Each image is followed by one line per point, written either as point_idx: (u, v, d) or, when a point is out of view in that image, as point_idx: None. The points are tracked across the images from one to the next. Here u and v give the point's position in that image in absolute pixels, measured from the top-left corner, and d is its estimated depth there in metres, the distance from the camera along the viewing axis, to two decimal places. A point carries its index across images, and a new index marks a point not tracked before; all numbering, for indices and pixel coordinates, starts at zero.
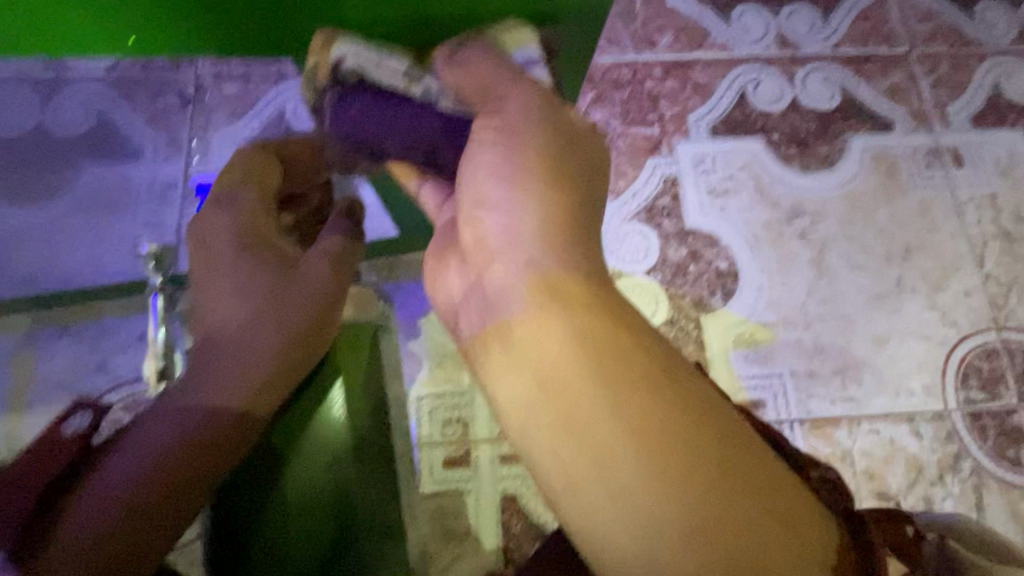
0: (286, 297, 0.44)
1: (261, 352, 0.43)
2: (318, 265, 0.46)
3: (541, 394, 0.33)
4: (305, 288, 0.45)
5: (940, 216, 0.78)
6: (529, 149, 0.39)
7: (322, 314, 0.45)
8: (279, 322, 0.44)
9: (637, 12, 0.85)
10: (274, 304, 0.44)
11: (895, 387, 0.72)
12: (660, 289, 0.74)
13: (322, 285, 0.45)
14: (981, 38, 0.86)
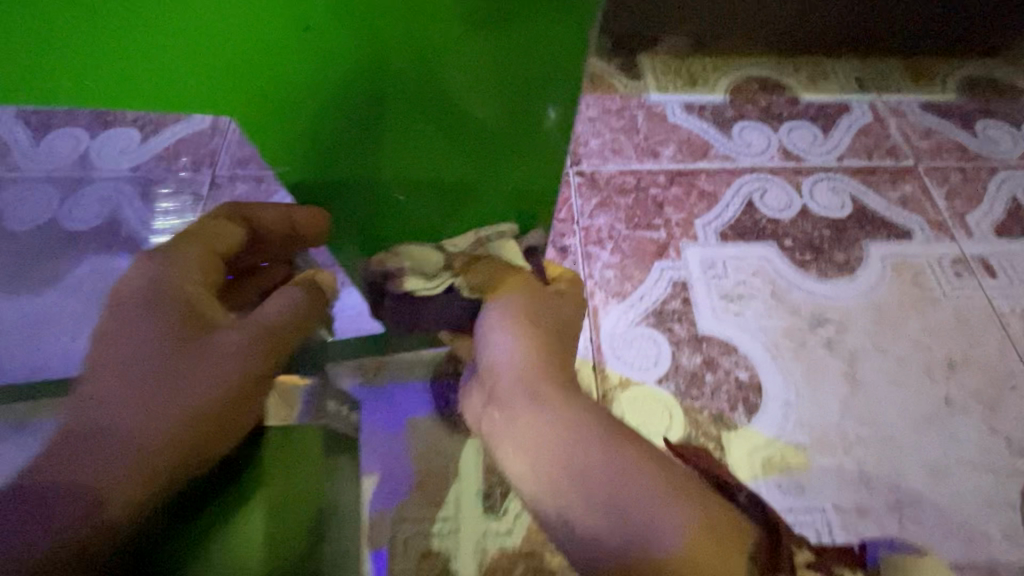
0: (200, 373, 0.36)
1: (160, 443, 0.34)
2: (240, 338, 0.38)
3: (541, 475, 0.45)
4: (226, 360, 0.38)
5: (981, 328, 0.71)
6: (521, 306, 0.48)
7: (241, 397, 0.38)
8: (187, 403, 0.35)
9: (640, 127, 0.88)
10: (186, 381, 0.35)
11: (966, 531, 0.60)
12: (673, 401, 0.66)
13: (242, 359, 0.39)
14: (987, 153, 0.86)
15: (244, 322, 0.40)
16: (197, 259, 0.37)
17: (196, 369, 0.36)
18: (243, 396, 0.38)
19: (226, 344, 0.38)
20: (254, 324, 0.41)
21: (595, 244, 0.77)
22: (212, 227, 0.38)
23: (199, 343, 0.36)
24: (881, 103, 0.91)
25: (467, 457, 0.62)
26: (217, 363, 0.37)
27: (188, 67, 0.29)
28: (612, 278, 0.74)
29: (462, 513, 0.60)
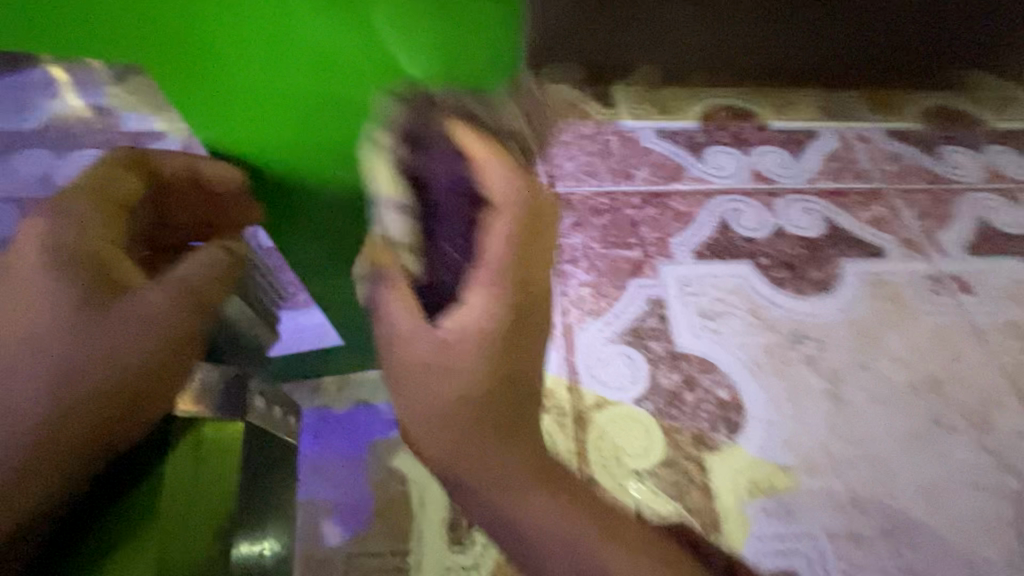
0: (113, 333, 0.44)
1: (110, 385, 0.44)
2: (160, 297, 0.46)
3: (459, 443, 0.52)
4: (144, 325, 0.45)
5: (962, 344, 0.70)
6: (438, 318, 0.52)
7: (172, 350, 0.45)
8: (111, 356, 0.44)
9: (614, 151, 0.89)
10: (106, 339, 0.44)
11: (962, 557, 0.57)
12: (652, 422, 0.63)
13: (157, 324, 0.45)
14: (953, 176, 0.88)
15: (159, 284, 0.47)
16: (92, 216, 0.46)
17: (116, 330, 0.44)
18: (171, 358, 0.45)
19: (136, 311, 0.45)
20: (172, 283, 0.47)
21: (569, 262, 0.75)
22: (100, 189, 0.46)
23: (111, 306, 0.45)
24: (847, 130, 0.94)
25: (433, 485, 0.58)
26: (123, 328, 0.45)
27: (143, 28, 0.38)
28: (587, 295, 0.72)
29: (426, 545, 0.55)
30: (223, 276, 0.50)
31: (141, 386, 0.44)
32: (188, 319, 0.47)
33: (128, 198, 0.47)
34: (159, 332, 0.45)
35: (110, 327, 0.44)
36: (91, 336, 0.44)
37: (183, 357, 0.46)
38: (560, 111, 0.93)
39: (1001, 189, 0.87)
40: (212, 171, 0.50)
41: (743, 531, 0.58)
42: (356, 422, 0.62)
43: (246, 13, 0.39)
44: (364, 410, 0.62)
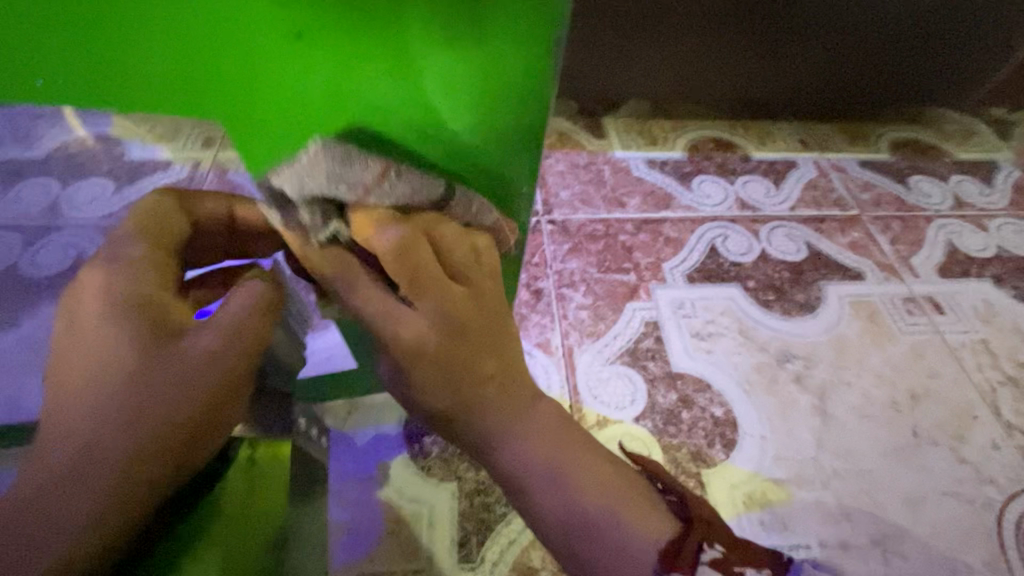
0: (162, 378, 0.33)
1: (137, 458, 0.31)
2: (212, 342, 0.34)
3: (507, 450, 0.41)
4: (201, 367, 0.34)
5: (937, 362, 0.74)
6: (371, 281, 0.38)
7: (211, 418, 0.34)
8: (158, 418, 0.32)
9: (607, 179, 0.93)
10: (150, 386, 0.33)
11: (948, 565, 0.60)
12: (651, 439, 0.66)
13: (220, 364, 0.34)
14: (922, 204, 0.94)
15: (212, 322, 0.35)
16: (152, 259, 0.36)
17: (170, 377, 0.33)
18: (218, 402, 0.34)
19: (204, 347, 0.34)
20: (223, 324, 0.35)
21: (568, 286, 0.78)
22: (158, 216, 0.38)
23: (170, 351, 0.34)
24: (824, 161, 1.00)
25: (442, 504, 0.59)
26: (190, 369, 0.33)
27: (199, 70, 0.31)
28: (585, 318, 0.75)
29: (436, 565, 0.56)
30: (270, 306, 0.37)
31: (192, 430, 0.33)
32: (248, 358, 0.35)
33: (176, 218, 0.38)
34: (213, 379, 0.34)
35: (163, 363, 0.33)
36: (140, 378, 0.33)
37: (228, 403, 0.35)
38: (555, 142, 0.98)
39: (966, 216, 0.93)
40: (244, 209, 0.40)
41: None
42: (367, 443, 0.62)
43: (315, 89, 0.32)
44: (375, 431, 0.63)
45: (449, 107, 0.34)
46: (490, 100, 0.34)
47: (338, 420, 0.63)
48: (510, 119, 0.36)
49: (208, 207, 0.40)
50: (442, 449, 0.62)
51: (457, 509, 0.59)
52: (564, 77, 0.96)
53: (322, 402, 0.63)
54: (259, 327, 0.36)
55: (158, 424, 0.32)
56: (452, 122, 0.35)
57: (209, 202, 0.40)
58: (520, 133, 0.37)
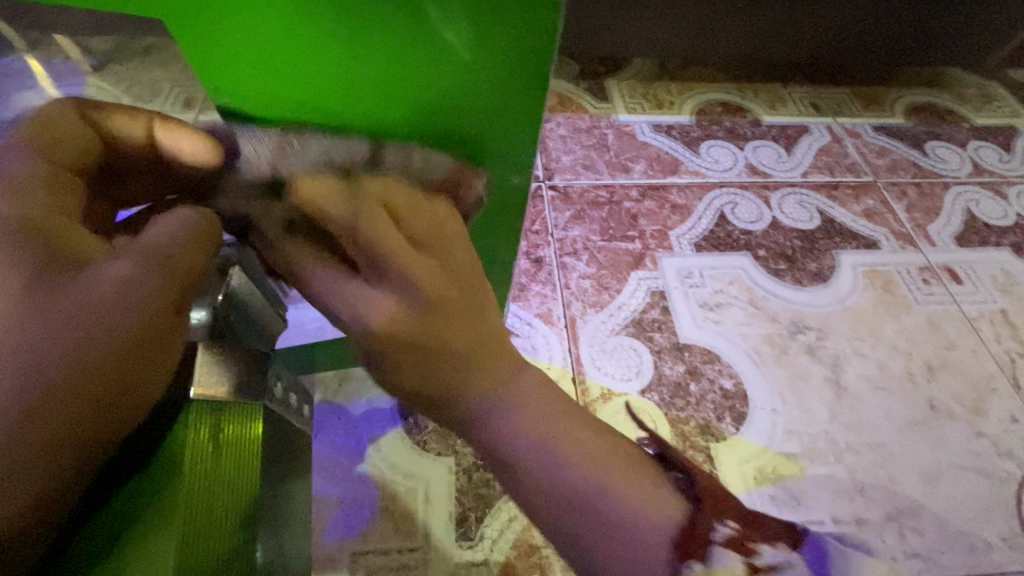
0: (87, 298, 0.29)
1: (71, 386, 0.27)
2: (135, 265, 0.30)
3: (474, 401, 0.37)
4: (112, 301, 0.29)
5: (954, 333, 0.71)
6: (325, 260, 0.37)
7: (144, 340, 0.29)
8: (88, 342, 0.28)
9: (610, 144, 0.88)
10: (75, 309, 0.28)
11: (964, 540, 0.57)
12: (657, 411, 0.63)
13: (132, 295, 0.29)
14: (939, 171, 0.90)
15: (134, 245, 0.31)
16: (49, 175, 0.31)
17: (71, 313, 0.28)
18: (143, 343, 0.29)
19: (112, 277, 0.29)
20: (141, 247, 0.31)
21: (570, 255, 0.75)
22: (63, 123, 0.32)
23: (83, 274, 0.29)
24: (837, 125, 0.95)
25: (438, 480, 0.56)
26: (96, 303, 0.28)
27: None
28: (589, 288, 0.72)
29: (433, 542, 0.54)
30: (204, 234, 0.32)
31: (104, 378, 0.28)
32: (172, 289, 0.30)
33: (88, 131, 0.33)
34: (133, 310, 0.29)
35: (66, 297, 0.28)
36: (41, 318, 0.28)
37: (159, 347, 0.30)
38: (556, 105, 0.93)
39: (985, 182, 0.89)
40: (174, 137, 0.34)
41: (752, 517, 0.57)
42: (358, 417, 0.59)
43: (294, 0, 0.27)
44: (368, 404, 0.60)
45: (445, 19, 0.28)
46: (491, 32, 0.29)
47: (328, 394, 0.60)
48: (518, 53, 0.30)
49: (123, 124, 0.33)
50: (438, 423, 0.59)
51: (454, 484, 0.56)
52: (565, 35, 0.90)
53: (311, 373, 0.60)
54: (192, 256, 0.31)
55: (61, 370, 0.27)
56: (447, 37, 0.29)
57: (127, 119, 0.33)
58: (522, 66, 0.31)
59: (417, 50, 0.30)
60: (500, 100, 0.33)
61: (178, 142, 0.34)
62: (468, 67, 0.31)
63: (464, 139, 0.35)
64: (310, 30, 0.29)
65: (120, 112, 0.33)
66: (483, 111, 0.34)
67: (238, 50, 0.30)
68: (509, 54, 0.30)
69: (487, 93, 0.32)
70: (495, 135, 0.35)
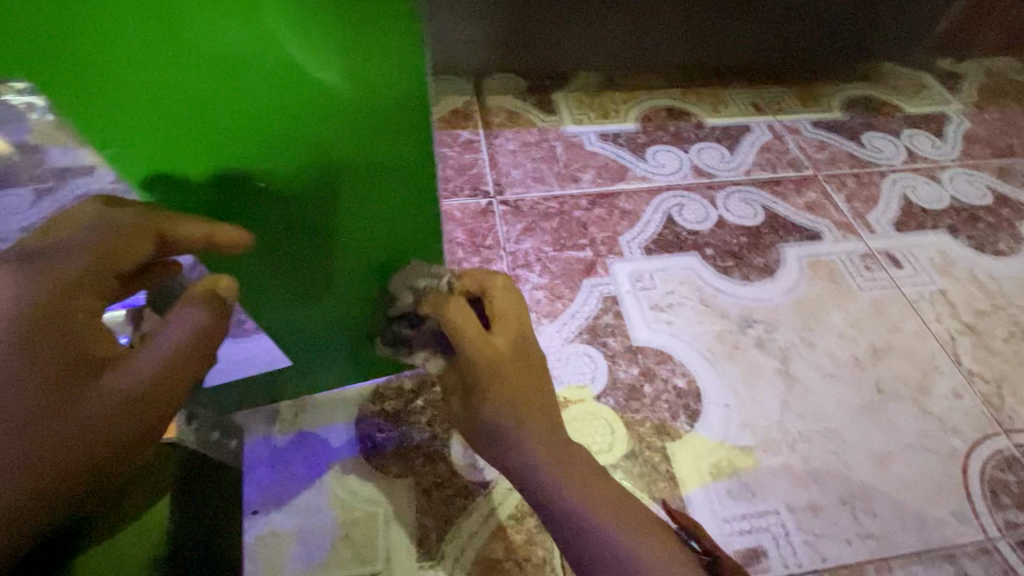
0: (99, 401, 0.33)
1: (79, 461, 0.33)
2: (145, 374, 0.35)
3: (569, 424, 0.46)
4: (120, 408, 0.34)
5: (897, 315, 0.74)
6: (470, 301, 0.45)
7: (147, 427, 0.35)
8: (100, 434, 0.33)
9: (559, 156, 0.90)
10: (88, 408, 0.33)
11: (917, 517, 0.59)
12: (614, 416, 0.64)
13: (142, 398, 0.35)
14: (876, 160, 0.94)
15: (151, 355, 0.35)
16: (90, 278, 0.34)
17: (79, 418, 0.33)
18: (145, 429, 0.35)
19: (119, 387, 0.34)
20: (153, 356, 0.35)
21: (523, 267, 0.76)
22: (124, 232, 0.35)
23: (94, 381, 0.34)
24: (778, 123, 0.98)
25: (398, 501, 0.56)
26: (102, 411, 0.33)
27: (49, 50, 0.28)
28: (542, 298, 0.73)
29: (395, 567, 0.54)
30: (210, 336, 0.37)
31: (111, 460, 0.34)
32: (169, 390, 0.36)
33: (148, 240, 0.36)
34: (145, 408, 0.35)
35: (77, 405, 0.33)
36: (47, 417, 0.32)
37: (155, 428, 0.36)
38: (504, 121, 0.94)
39: (919, 169, 0.93)
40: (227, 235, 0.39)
41: (711, 515, 0.58)
42: (315, 444, 0.59)
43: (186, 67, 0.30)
44: (325, 432, 0.60)
45: (312, 59, 0.31)
46: (365, 73, 0.32)
47: (284, 424, 0.60)
48: (393, 80, 0.32)
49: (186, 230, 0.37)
50: (397, 445, 0.59)
51: (414, 504, 0.56)
52: (506, 50, 0.92)
53: (267, 405, 0.60)
54: (190, 359, 0.36)
55: (72, 458, 0.33)
56: (324, 79, 0.32)
57: (189, 226, 0.37)
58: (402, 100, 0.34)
59: (298, 90, 0.32)
60: (391, 125, 0.35)
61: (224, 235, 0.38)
62: (349, 97, 0.33)
63: (367, 164, 0.38)
64: (187, 85, 0.31)
65: (190, 226, 0.37)
66: (368, 135, 0.36)
67: (134, 113, 0.32)
68: (388, 88, 0.33)
69: (366, 122, 0.35)
70: (394, 150, 0.37)
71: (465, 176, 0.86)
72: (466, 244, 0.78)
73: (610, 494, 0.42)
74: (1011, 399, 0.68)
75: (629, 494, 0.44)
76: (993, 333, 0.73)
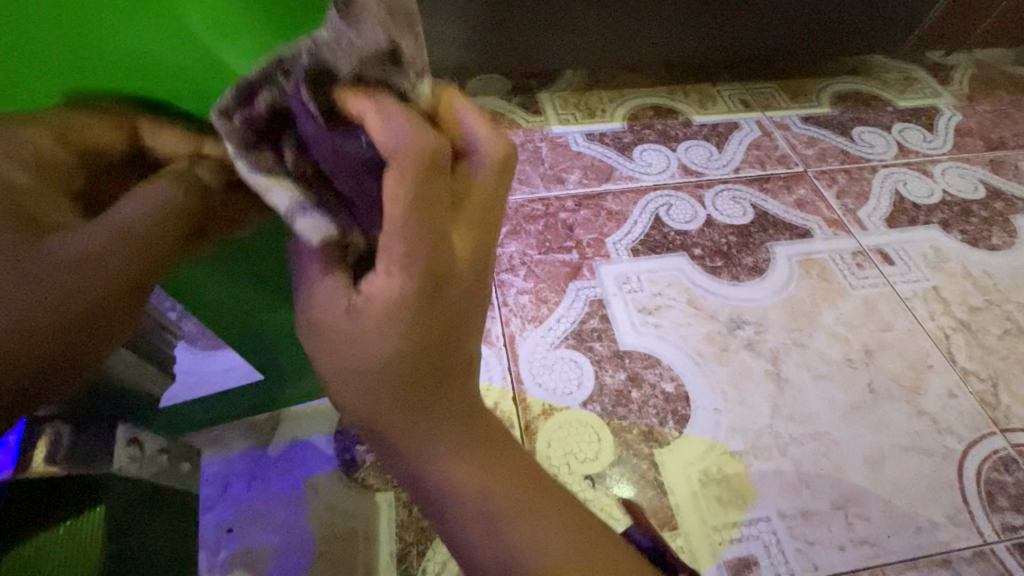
0: (38, 263, 0.25)
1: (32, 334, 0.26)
2: (98, 243, 0.27)
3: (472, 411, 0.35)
4: (77, 285, 0.26)
5: (890, 314, 0.72)
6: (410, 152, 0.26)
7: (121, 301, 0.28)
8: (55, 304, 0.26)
9: (544, 157, 0.89)
10: (28, 271, 0.25)
11: (911, 521, 0.58)
12: (600, 422, 0.62)
13: (116, 267, 0.27)
14: (867, 155, 0.92)
15: (109, 219, 0.27)
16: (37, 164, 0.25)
17: (21, 284, 0.25)
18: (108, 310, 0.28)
19: (73, 257, 0.26)
20: (117, 225, 0.27)
21: (507, 271, 0.74)
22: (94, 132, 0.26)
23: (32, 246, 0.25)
24: (767, 119, 0.97)
25: (378, 516, 0.55)
26: (50, 283, 0.26)
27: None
28: (527, 303, 0.71)
29: None
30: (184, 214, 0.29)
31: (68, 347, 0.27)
32: (146, 270, 0.28)
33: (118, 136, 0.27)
34: (114, 279, 0.27)
35: (21, 278, 0.25)
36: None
37: (122, 308, 0.29)
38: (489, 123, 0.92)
39: (911, 163, 0.92)
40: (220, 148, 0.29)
41: (700, 523, 0.57)
42: (293, 458, 0.57)
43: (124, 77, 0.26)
44: (303, 445, 0.58)
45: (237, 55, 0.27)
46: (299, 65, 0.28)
47: (261, 438, 0.58)
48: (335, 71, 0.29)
49: (165, 144, 0.28)
50: (376, 458, 0.57)
51: (395, 519, 0.55)
52: (490, 50, 0.90)
53: (243, 418, 0.58)
54: (167, 239, 0.29)
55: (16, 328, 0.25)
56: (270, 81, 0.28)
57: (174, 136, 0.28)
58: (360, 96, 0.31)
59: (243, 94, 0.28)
60: None
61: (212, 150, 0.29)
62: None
63: None
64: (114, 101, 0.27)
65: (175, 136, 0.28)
66: None
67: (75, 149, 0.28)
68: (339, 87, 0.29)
69: None
70: None
71: None
72: None
73: (538, 499, 0.35)
74: (1007, 397, 0.66)
75: (550, 504, 0.35)
76: (987, 330, 0.72)
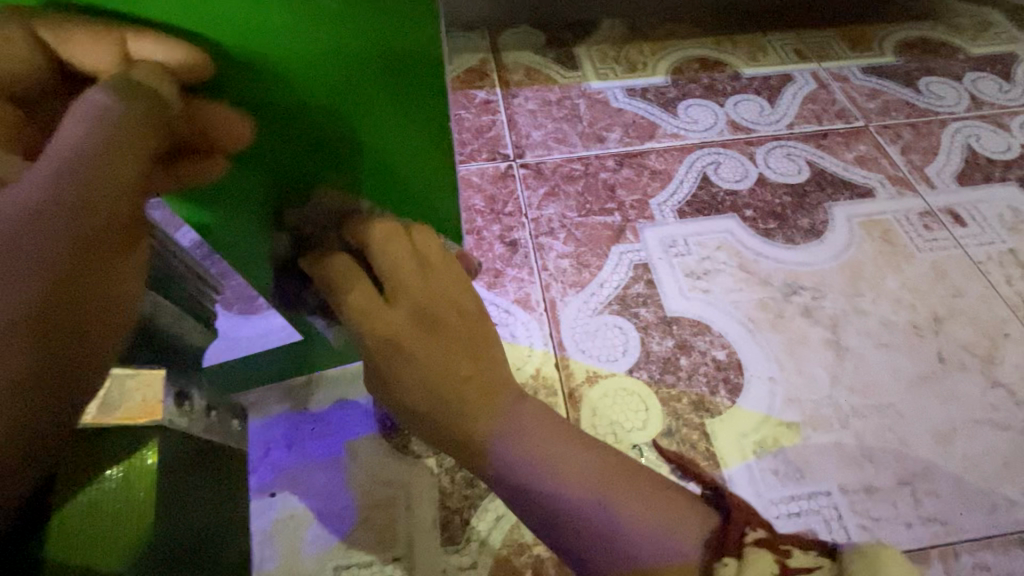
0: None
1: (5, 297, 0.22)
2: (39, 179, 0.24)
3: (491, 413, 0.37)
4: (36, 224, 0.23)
5: (961, 279, 0.67)
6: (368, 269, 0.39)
7: (99, 247, 0.25)
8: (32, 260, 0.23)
9: (582, 114, 0.83)
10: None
11: (985, 499, 0.54)
12: (647, 391, 0.59)
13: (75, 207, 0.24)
14: (935, 108, 0.84)
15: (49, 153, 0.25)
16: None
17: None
18: (99, 240, 0.25)
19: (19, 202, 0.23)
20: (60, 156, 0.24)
21: (546, 235, 0.70)
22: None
23: None
24: (823, 71, 0.89)
25: (420, 483, 0.54)
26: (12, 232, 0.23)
27: None
28: (568, 267, 0.68)
29: (417, 550, 0.51)
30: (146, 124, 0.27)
31: (56, 324, 0.23)
32: (125, 198, 0.26)
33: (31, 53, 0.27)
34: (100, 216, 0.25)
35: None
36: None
37: (116, 249, 0.26)
38: (523, 79, 0.87)
39: (985, 115, 0.84)
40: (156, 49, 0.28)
41: (755, 496, 0.54)
42: (331, 423, 0.56)
43: None
44: (340, 409, 0.57)
45: None
46: None
47: (298, 402, 0.57)
48: None
49: (87, 56, 0.28)
50: None
51: (438, 486, 0.53)
52: None
53: (282, 381, 0.57)
54: (128, 164, 0.26)
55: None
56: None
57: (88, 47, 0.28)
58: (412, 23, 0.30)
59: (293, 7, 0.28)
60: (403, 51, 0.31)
61: (137, 49, 0.28)
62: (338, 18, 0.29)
63: (379, 93, 0.34)
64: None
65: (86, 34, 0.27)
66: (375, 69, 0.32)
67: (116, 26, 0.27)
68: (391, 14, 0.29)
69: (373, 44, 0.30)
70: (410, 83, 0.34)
71: (481, 138, 0.80)
72: (484, 210, 0.72)
73: (585, 466, 0.34)
74: None
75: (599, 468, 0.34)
76: None
